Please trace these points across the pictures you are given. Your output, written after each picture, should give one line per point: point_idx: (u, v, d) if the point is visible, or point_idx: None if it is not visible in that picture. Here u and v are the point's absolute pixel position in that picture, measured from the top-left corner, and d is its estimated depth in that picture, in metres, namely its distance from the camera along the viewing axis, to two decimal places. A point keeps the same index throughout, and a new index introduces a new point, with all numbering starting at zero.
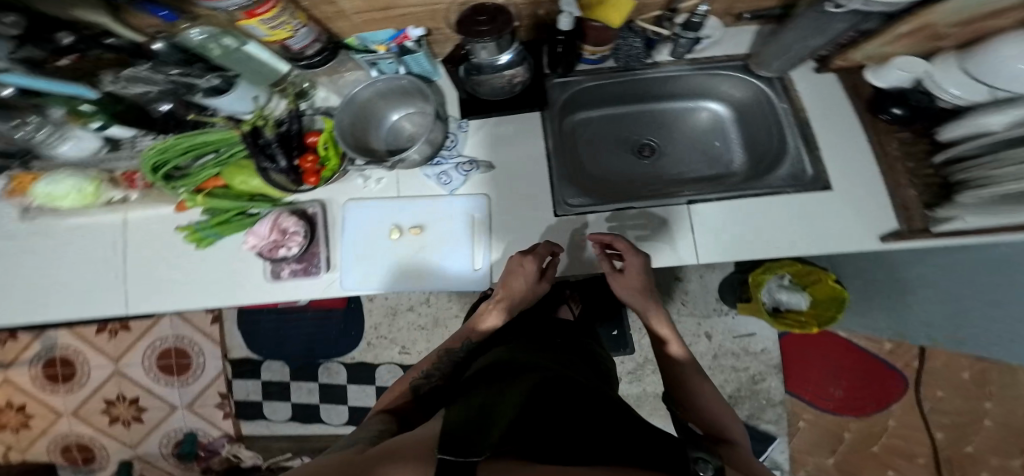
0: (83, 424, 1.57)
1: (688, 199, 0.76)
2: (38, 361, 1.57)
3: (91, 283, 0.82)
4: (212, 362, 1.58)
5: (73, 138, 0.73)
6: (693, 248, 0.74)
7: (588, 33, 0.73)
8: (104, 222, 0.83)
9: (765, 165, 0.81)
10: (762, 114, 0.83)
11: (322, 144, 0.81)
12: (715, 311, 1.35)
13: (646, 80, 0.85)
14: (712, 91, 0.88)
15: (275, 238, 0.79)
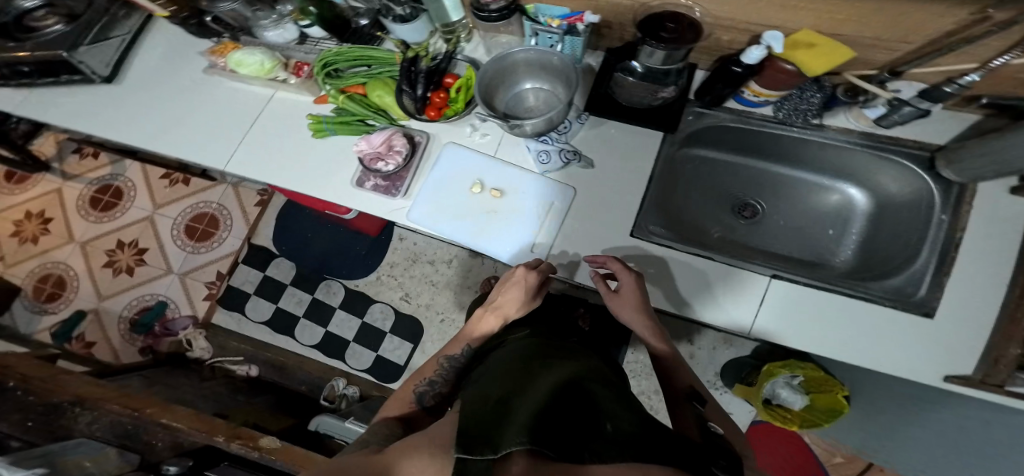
0: (80, 259, 1.85)
1: (773, 272, 0.75)
2: (95, 185, 1.93)
3: (213, 136, 1.00)
4: (233, 240, 1.79)
5: (283, 27, 0.96)
6: (752, 316, 0.75)
7: (768, 71, 0.73)
8: (255, 93, 1.02)
9: (879, 269, 0.77)
10: (898, 218, 0.78)
11: (455, 88, 0.89)
12: (708, 383, 1.26)
13: (788, 141, 0.82)
14: (857, 179, 0.84)
15: (381, 150, 0.86)
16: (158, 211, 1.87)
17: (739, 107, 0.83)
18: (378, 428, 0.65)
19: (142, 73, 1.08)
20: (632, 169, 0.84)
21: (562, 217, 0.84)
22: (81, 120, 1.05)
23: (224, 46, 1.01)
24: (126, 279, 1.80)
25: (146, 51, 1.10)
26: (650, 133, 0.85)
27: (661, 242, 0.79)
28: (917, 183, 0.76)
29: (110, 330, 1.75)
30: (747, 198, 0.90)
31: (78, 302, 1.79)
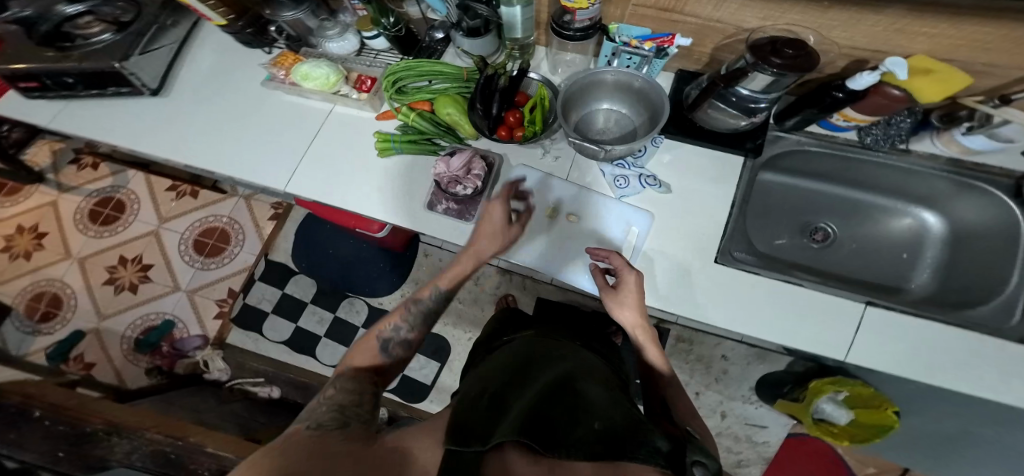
0: (78, 275, 1.75)
1: (868, 299, 0.77)
2: (94, 197, 1.83)
3: (267, 154, 0.96)
4: (246, 255, 1.73)
5: (344, 38, 0.99)
6: (847, 344, 0.76)
7: (873, 96, 0.74)
8: (306, 107, 1.00)
9: (960, 295, 0.81)
10: (982, 245, 0.82)
11: (531, 107, 0.88)
12: (742, 398, 1.27)
13: (872, 165, 0.85)
14: (932, 206, 0.87)
15: (460, 173, 0.83)
16: (165, 225, 1.79)
17: (822, 131, 0.87)
18: (345, 386, 0.67)
19: (184, 83, 1.05)
20: (710, 194, 0.86)
21: (642, 242, 0.84)
22: (110, 132, 1.01)
23: (283, 57, 0.98)
24: (128, 297, 1.71)
25: (191, 60, 1.06)
26: (727, 158, 0.88)
27: (746, 267, 0.81)
28: (1001, 212, 0.80)
29: (111, 350, 1.65)
30: (818, 222, 0.92)
31: (75, 321, 1.69)
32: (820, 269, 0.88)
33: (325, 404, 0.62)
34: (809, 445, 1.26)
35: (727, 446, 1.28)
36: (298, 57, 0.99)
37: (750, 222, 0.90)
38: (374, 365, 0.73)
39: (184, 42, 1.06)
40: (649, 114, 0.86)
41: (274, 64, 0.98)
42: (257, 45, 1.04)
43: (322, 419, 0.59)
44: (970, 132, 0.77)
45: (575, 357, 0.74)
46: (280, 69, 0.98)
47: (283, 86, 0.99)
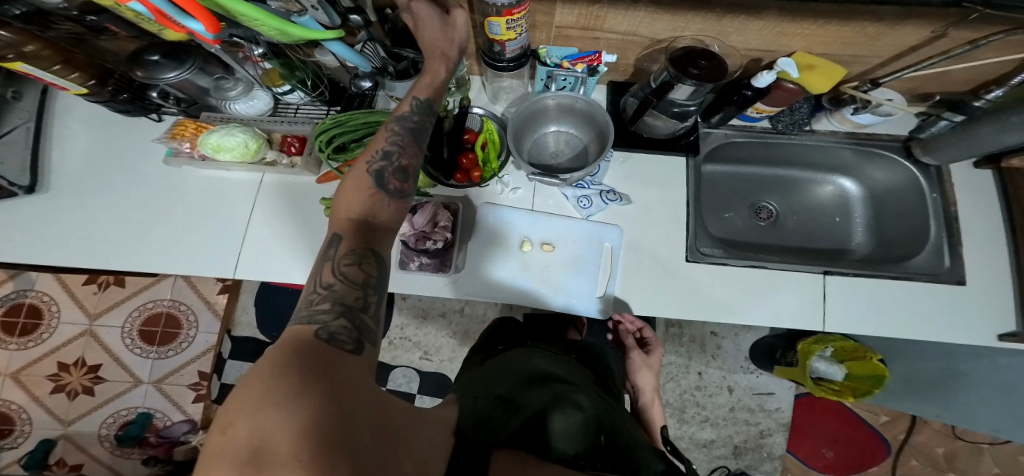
0: (17, 390, 1.58)
1: (825, 269, 0.84)
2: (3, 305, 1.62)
3: (201, 236, 0.87)
4: (204, 336, 1.60)
5: (253, 97, 0.87)
6: (821, 314, 0.83)
7: (778, 91, 0.82)
8: (240, 181, 0.90)
9: (898, 250, 0.91)
10: (903, 199, 0.93)
11: (482, 143, 0.87)
12: (742, 369, 1.38)
13: (797, 145, 0.95)
14: (851, 172, 0.99)
15: (425, 229, 0.81)
16: (96, 322, 1.61)
17: (741, 124, 0.94)
18: (345, 271, 0.52)
19: (66, 167, 0.91)
20: (668, 196, 0.89)
21: (619, 255, 0.86)
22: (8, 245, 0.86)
23: (181, 126, 0.87)
24: (87, 400, 1.57)
25: (59, 142, 0.92)
26: (675, 159, 0.91)
27: (715, 260, 0.85)
28: (906, 170, 0.91)
29: (92, 449, 1.55)
30: (762, 201, 1.02)
31: (37, 432, 1.56)
32: (772, 246, 0.98)
33: (326, 300, 0.50)
34: (823, 406, 1.37)
35: (745, 418, 1.36)
36: (199, 124, 0.87)
37: (704, 211, 0.98)
38: (369, 222, 0.57)
39: (41, 114, 0.92)
40: (597, 134, 0.88)
41: (171, 137, 0.86)
42: (139, 113, 0.91)
43: (331, 325, 0.48)
44: (857, 113, 0.87)
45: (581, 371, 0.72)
46: (181, 141, 0.86)
47: (197, 162, 0.88)
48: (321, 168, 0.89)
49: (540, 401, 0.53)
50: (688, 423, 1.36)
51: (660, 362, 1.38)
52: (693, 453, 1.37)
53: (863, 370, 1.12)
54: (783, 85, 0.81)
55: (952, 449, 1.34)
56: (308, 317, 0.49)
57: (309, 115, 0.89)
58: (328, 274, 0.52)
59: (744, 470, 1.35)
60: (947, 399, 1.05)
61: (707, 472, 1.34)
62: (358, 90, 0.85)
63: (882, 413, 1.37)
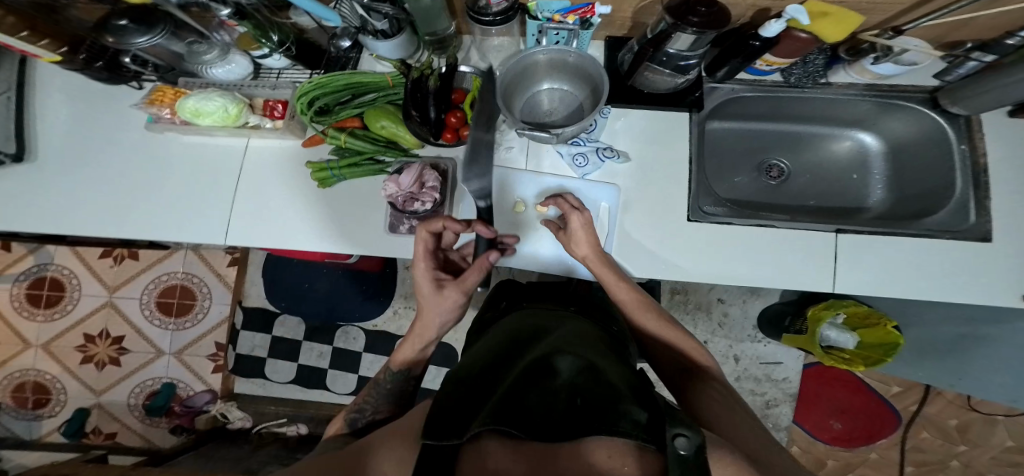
0: (48, 361, 1.64)
1: (838, 226, 0.81)
2: (24, 280, 1.66)
3: (196, 205, 0.88)
4: (219, 307, 1.63)
5: (230, 62, 0.85)
6: (832, 274, 0.81)
7: (788, 42, 0.76)
8: (230, 148, 0.89)
9: (918, 206, 0.88)
10: (923, 149, 0.88)
11: (471, 102, 0.80)
12: (749, 337, 1.35)
13: (812, 98, 0.89)
14: (869, 126, 0.94)
15: (413, 190, 0.78)
16: (116, 295, 1.66)
17: (750, 77, 0.88)
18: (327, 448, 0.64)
19: (55, 139, 0.91)
20: (668, 156, 0.85)
21: (615, 216, 0.84)
22: (19, 217, 0.88)
23: (159, 92, 0.86)
24: (114, 370, 1.63)
25: (45, 114, 0.91)
26: (676, 118, 0.87)
27: (717, 220, 0.83)
28: (929, 121, 0.85)
29: (124, 418, 1.60)
30: (772, 159, 0.98)
31: (71, 402, 1.62)
32: (784, 205, 0.96)
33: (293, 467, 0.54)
34: (830, 375, 1.34)
35: (751, 389, 1.34)
36: (177, 90, 0.86)
37: (710, 173, 0.95)
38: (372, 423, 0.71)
39: (20, 87, 0.91)
40: (593, 89, 0.84)
41: (149, 103, 0.85)
42: (118, 81, 0.89)
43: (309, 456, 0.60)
44: (877, 62, 0.80)
45: (580, 325, 0.70)
46: (161, 107, 0.85)
47: (176, 127, 0.87)
48: (306, 132, 0.87)
49: (517, 372, 0.52)
50: None
51: None
52: None
53: (874, 338, 1.09)
54: (794, 34, 0.74)
55: (965, 421, 1.32)
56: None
57: (291, 80, 0.88)
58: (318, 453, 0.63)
59: None
60: (961, 369, 1.02)
61: None
62: (338, 50, 0.86)
63: (893, 383, 1.33)
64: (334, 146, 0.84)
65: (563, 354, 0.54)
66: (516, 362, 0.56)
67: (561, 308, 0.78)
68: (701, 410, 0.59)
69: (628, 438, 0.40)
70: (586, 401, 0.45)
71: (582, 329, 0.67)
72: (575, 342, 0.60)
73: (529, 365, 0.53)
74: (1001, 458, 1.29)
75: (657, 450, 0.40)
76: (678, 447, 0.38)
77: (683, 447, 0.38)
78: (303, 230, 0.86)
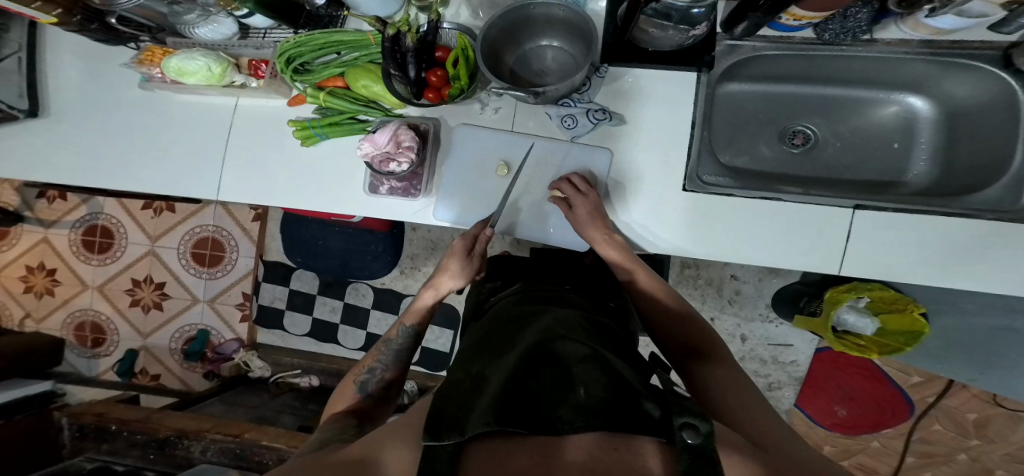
0: (104, 302, 1.76)
1: (857, 202, 0.72)
2: (78, 228, 1.78)
3: (191, 162, 0.90)
4: (244, 260, 1.69)
5: (214, 22, 0.83)
6: (840, 255, 0.74)
7: None
8: (221, 106, 0.89)
9: (967, 181, 0.79)
10: (974, 117, 0.79)
11: (453, 59, 0.77)
12: (760, 316, 1.30)
13: (848, 59, 0.80)
14: (923, 89, 0.83)
15: (390, 150, 0.75)
16: (157, 244, 1.74)
17: (774, 34, 0.79)
18: (328, 432, 0.59)
19: (69, 99, 0.94)
20: (676, 121, 0.79)
21: (605, 183, 0.79)
22: (59, 174, 0.93)
23: (150, 52, 0.84)
24: (158, 314, 1.73)
25: (54, 70, 0.94)
26: (680, 79, 0.79)
27: (720, 190, 0.76)
28: (998, 83, 0.74)
29: (167, 361, 1.72)
30: (798, 125, 0.91)
31: (124, 343, 1.74)
32: (808, 178, 0.88)
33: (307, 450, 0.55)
34: (842, 359, 1.27)
35: (754, 369, 1.32)
36: (166, 50, 0.85)
37: (718, 138, 0.89)
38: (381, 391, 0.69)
39: (31, 48, 0.94)
40: (586, 44, 0.78)
41: (139, 63, 0.84)
42: (115, 41, 0.90)
43: (305, 448, 0.55)
44: (934, 15, 0.68)
45: (580, 309, 0.67)
46: (151, 67, 0.84)
47: (168, 86, 0.87)
48: (290, 90, 0.86)
49: (514, 361, 0.50)
50: None
51: None
52: None
53: (900, 325, 1.00)
54: None
55: (987, 415, 1.18)
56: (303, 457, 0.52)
57: (277, 41, 0.86)
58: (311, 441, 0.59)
59: None
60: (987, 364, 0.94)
61: None
62: (314, 8, 0.83)
63: (914, 373, 1.22)
64: (316, 105, 0.84)
65: (562, 338, 0.53)
66: (508, 355, 0.54)
67: (558, 289, 0.77)
68: (704, 392, 0.57)
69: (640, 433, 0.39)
70: (589, 389, 0.43)
71: (578, 311, 0.65)
72: (573, 326, 0.58)
73: (524, 355, 0.51)
74: (1016, 456, 1.16)
75: (665, 443, 0.39)
76: (687, 438, 0.37)
77: (692, 438, 0.37)
78: (295, 187, 0.87)
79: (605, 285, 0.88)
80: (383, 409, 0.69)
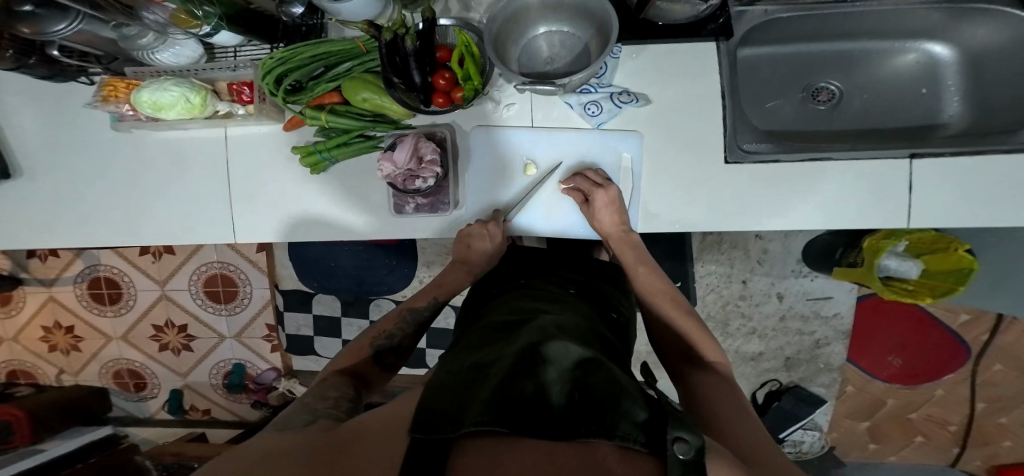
0: (133, 349, 1.69)
1: (913, 150, 0.72)
2: (81, 281, 1.64)
3: (201, 205, 0.86)
4: (259, 291, 1.60)
5: (176, 44, 0.76)
6: (901, 211, 0.74)
7: None
8: (205, 138, 0.84)
9: (1008, 116, 0.76)
10: (1001, 59, 0.77)
11: (458, 59, 0.72)
12: (793, 273, 1.31)
13: (859, 14, 0.78)
14: (940, 34, 0.81)
15: (411, 167, 0.73)
16: (167, 287, 1.62)
17: None
18: (326, 392, 0.58)
19: (36, 155, 0.88)
20: (694, 93, 0.76)
21: (638, 167, 0.78)
22: (98, 223, 0.89)
23: (110, 86, 0.78)
24: (190, 355, 1.68)
25: (13, 119, 0.88)
26: (700, 49, 0.76)
27: (762, 158, 0.75)
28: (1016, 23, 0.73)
29: (212, 396, 1.71)
30: (821, 81, 0.87)
31: (165, 384, 1.72)
32: (839, 134, 0.85)
33: (299, 410, 0.53)
34: (887, 311, 1.28)
35: (797, 328, 1.35)
36: (129, 81, 0.78)
37: (743, 99, 0.85)
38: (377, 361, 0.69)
39: None
40: (595, 26, 0.74)
41: (104, 101, 0.78)
42: (65, 77, 0.82)
43: (293, 418, 0.50)
44: None
45: (577, 315, 0.66)
46: (119, 103, 0.78)
47: (143, 123, 0.81)
48: (284, 114, 0.81)
49: (513, 353, 0.50)
50: (733, 336, 1.39)
51: (699, 273, 1.34)
52: (741, 367, 1.42)
53: (942, 263, 1.01)
54: None
55: None
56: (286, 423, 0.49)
57: (250, 59, 0.80)
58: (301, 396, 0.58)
59: (797, 382, 1.40)
60: None
61: (757, 386, 1.42)
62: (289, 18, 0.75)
63: (962, 312, 1.22)
64: (317, 126, 0.78)
65: (563, 338, 0.53)
66: (508, 347, 0.53)
67: (559, 289, 0.76)
68: (700, 405, 0.57)
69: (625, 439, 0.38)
70: (587, 392, 0.42)
71: (574, 316, 0.65)
72: (571, 332, 0.57)
73: (522, 351, 0.50)
74: None
75: (657, 455, 0.38)
76: (678, 452, 0.36)
77: (685, 454, 0.36)
78: (312, 210, 0.84)
79: (605, 287, 0.86)
80: (378, 374, 0.68)
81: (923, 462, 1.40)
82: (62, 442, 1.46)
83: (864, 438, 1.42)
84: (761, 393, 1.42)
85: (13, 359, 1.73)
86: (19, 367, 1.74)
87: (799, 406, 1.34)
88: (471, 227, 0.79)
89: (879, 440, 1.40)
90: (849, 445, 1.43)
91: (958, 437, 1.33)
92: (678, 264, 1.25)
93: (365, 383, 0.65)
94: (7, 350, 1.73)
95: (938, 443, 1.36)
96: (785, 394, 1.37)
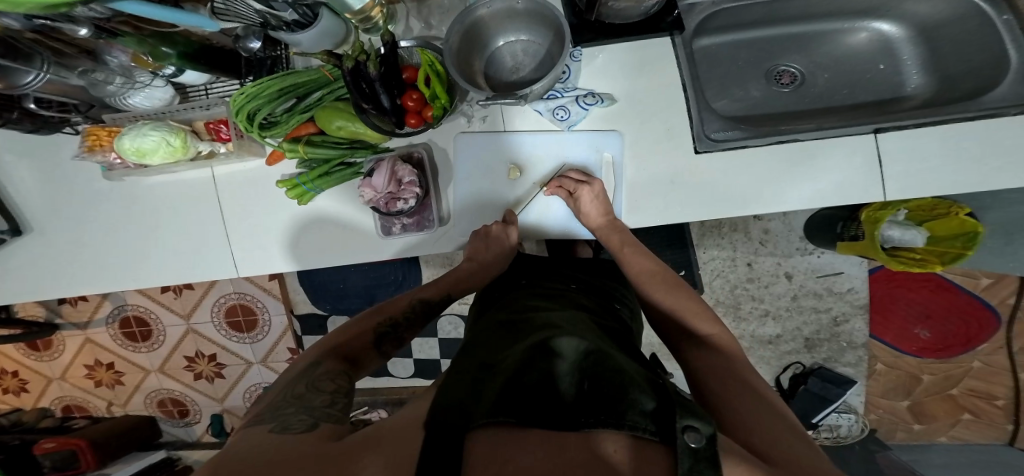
0: (171, 379, 1.76)
1: (877, 126, 0.73)
2: (113, 322, 1.71)
3: (210, 242, 0.91)
4: (278, 317, 1.63)
5: (145, 88, 0.78)
6: (887, 182, 0.74)
7: None
8: (195, 180, 0.89)
9: (975, 81, 0.76)
10: (956, 29, 0.79)
11: (424, 78, 0.74)
12: (799, 251, 1.30)
13: None
14: (888, 12, 0.85)
15: (391, 190, 0.78)
16: (192, 320, 1.67)
17: None
18: (320, 383, 0.59)
19: (47, 211, 0.94)
20: (663, 88, 0.78)
21: (621, 167, 0.80)
22: (116, 268, 0.94)
23: (94, 135, 0.82)
24: (221, 382, 1.74)
25: (15, 178, 0.94)
26: (659, 44, 0.79)
27: (734, 144, 0.76)
28: None
29: None
30: (780, 65, 0.88)
31: (205, 409, 1.79)
32: (807, 114, 0.85)
33: (293, 404, 0.54)
34: (904, 279, 1.27)
35: (812, 306, 1.33)
36: (109, 128, 0.83)
37: (706, 87, 0.87)
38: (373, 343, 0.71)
39: None
40: (553, 32, 0.76)
41: (90, 151, 0.82)
42: (48, 131, 0.86)
43: (290, 421, 0.50)
44: None
45: (575, 310, 0.67)
46: (105, 152, 0.82)
47: (132, 170, 0.86)
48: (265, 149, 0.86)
49: (521, 351, 0.52)
50: (748, 320, 1.38)
51: (702, 260, 1.34)
52: (760, 351, 1.40)
53: (947, 229, 0.99)
54: None
55: None
56: (283, 424, 0.49)
57: (222, 95, 0.85)
58: (294, 382, 0.59)
59: (822, 363, 1.37)
60: None
61: (780, 370, 1.39)
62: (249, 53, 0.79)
63: (981, 275, 1.20)
64: (299, 158, 0.83)
65: (575, 332, 0.55)
66: (516, 344, 0.56)
67: (560, 288, 0.78)
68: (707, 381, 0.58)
69: (640, 431, 0.40)
70: (597, 387, 0.44)
71: (577, 312, 0.67)
72: (578, 326, 0.59)
73: (530, 349, 0.52)
74: None
75: (667, 442, 0.39)
76: (690, 441, 0.38)
77: (696, 442, 0.38)
78: (307, 232, 0.88)
79: (607, 284, 0.87)
80: (374, 357, 0.70)
81: (974, 442, 1.30)
82: (124, 466, 1.63)
83: (906, 417, 1.35)
84: (786, 376, 1.40)
85: (64, 396, 1.82)
86: (70, 404, 1.83)
87: (827, 387, 1.31)
88: (490, 229, 0.83)
89: (925, 421, 1.33)
90: (892, 426, 1.37)
91: (1009, 413, 1.26)
92: (680, 251, 1.24)
93: (359, 365, 0.67)
94: (55, 389, 1.81)
95: (988, 421, 1.28)
96: (810, 377, 1.34)
